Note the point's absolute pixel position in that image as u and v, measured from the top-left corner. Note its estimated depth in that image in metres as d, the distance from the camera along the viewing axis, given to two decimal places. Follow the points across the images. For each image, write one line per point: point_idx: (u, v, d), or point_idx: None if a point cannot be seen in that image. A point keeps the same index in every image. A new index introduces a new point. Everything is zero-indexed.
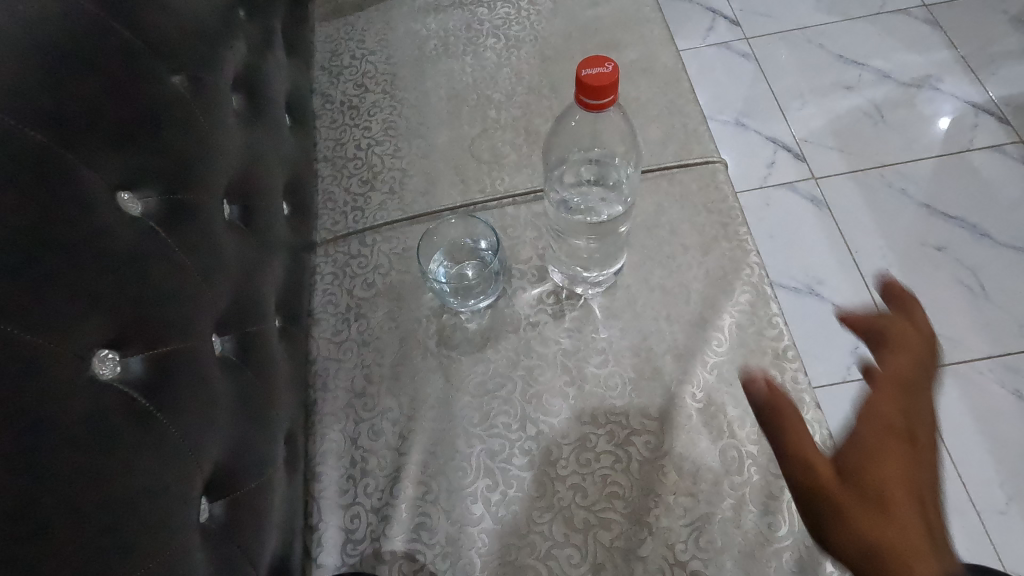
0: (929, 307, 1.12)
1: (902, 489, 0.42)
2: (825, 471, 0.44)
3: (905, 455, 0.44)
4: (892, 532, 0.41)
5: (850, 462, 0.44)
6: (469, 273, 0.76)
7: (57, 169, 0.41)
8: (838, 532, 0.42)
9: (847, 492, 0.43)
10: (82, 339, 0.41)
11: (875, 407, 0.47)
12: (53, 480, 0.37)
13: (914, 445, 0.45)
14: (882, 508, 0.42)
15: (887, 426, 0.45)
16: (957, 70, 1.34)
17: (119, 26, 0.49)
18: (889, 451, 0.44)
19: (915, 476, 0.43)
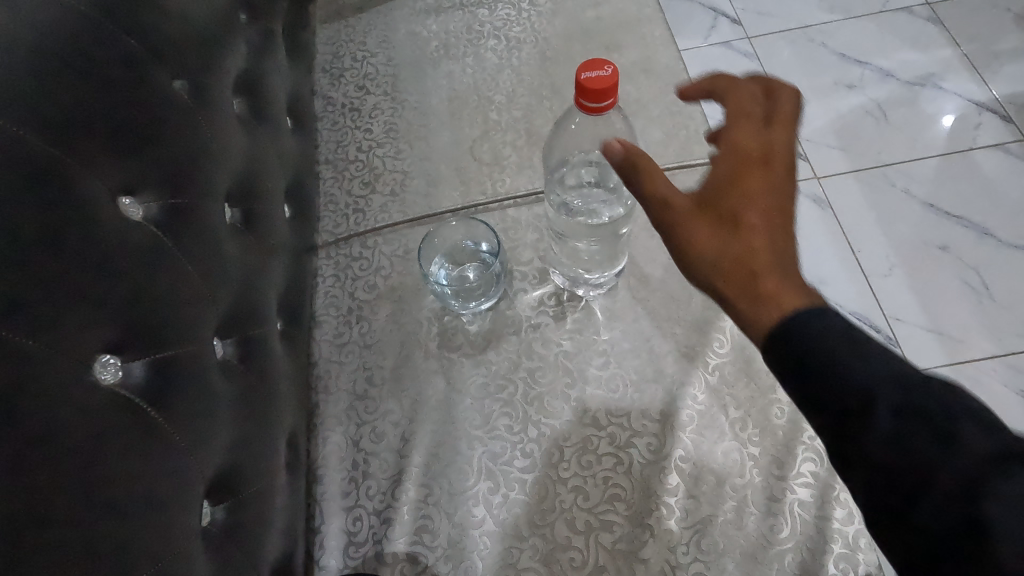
0: (934, 307, 1.09)
1: (753, 210, 0.47)
2: (687, 210, 0.49)
3: (760, 181, 0.48)
4: (740, 241, 0.47)
5: (712, 196, 0.49)
6: (470, 275, 0.76)
7: (55, 174, 0.41)
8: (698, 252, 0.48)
9: (703, 216, 0.49)
10: (83, 345, 0.41)
11: (737, 141, 0.51)
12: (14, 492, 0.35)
13: (766, 164, 0.49)
14: (736, 229, 0.47)
15: (740, 157, 0.50)
16: (960, 68, 1.34)
17: (120, 32, 0.50)
18: (744, 185, 0.49)
19: (762, 188, 0.48)
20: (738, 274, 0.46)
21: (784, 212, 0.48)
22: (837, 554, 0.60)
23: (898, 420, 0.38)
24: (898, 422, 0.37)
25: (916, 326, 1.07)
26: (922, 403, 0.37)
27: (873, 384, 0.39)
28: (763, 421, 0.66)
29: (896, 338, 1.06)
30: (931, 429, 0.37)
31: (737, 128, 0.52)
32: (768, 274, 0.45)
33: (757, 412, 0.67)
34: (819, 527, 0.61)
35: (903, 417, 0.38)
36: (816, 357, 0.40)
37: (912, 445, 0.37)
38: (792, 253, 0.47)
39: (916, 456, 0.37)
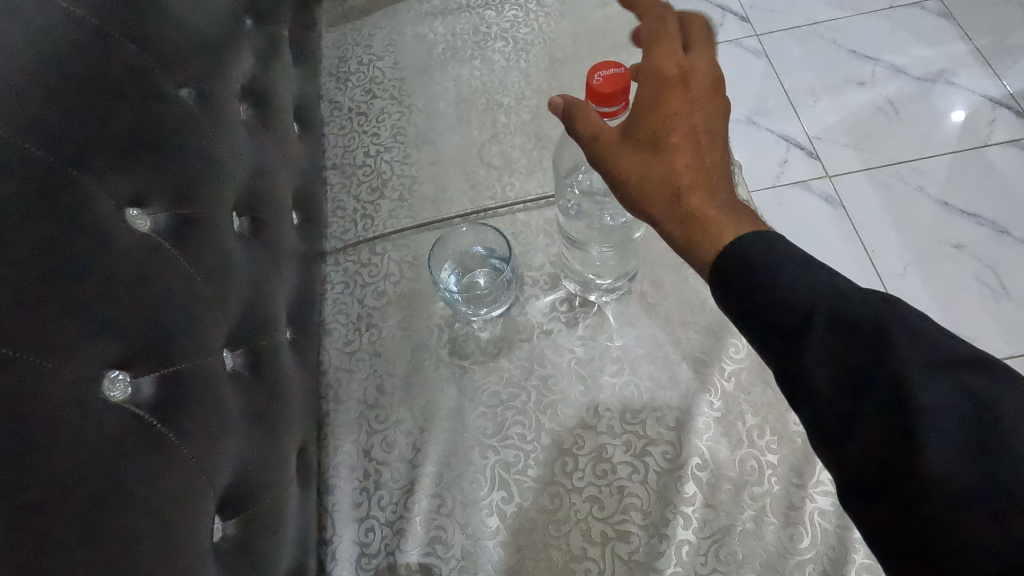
0: (948, 305, 1.07)
1: (674, 133, 0.50)
2: (616, 144, 0.53)
3: (680, 104, 0.51)
4: (660, 167, 0.51)
5: (637, 127, 0.52)
6: (480, 281, 0.75)
7: (62, 189, 0.41)
8: (631, 181, 0.52)
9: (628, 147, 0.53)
10: (90, 361, 0.40)
11: (655, 65, 0.53)
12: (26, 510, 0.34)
13: (688, 85, 0.52)
14: (662, 157, 0.50)
15: (661, 80, 0.52)
16: (973, 64, 1.32)
17: (125, 41, 0.49)
18: (666, 109, 0.51)
19: (681, 113, 0.51)
20: (664, 197, 0.50)
21: (708, 132, 0.51)
22: (859, 565, 0.59)
23: (838, 337, 0.40)
24: (840, 336, 0.40)
25: None
26: (859, 319, 0.40)
27: (812, 300, 0.41)
28: (781, 427, 0.65)
29: None
30: (872, 344, 0.39)
31: (659, 48, 0.54)
32: (692, 192, 0.49)
33: (775, 419, 0.66)
34: (839, 538, 0.60)
35: (844, 334, 0.40)
36: (751, 273, 0.44)
37: (852, 361, 0.39)
38: (717, 171, 0.50)
39: (859, 375, 0.39)
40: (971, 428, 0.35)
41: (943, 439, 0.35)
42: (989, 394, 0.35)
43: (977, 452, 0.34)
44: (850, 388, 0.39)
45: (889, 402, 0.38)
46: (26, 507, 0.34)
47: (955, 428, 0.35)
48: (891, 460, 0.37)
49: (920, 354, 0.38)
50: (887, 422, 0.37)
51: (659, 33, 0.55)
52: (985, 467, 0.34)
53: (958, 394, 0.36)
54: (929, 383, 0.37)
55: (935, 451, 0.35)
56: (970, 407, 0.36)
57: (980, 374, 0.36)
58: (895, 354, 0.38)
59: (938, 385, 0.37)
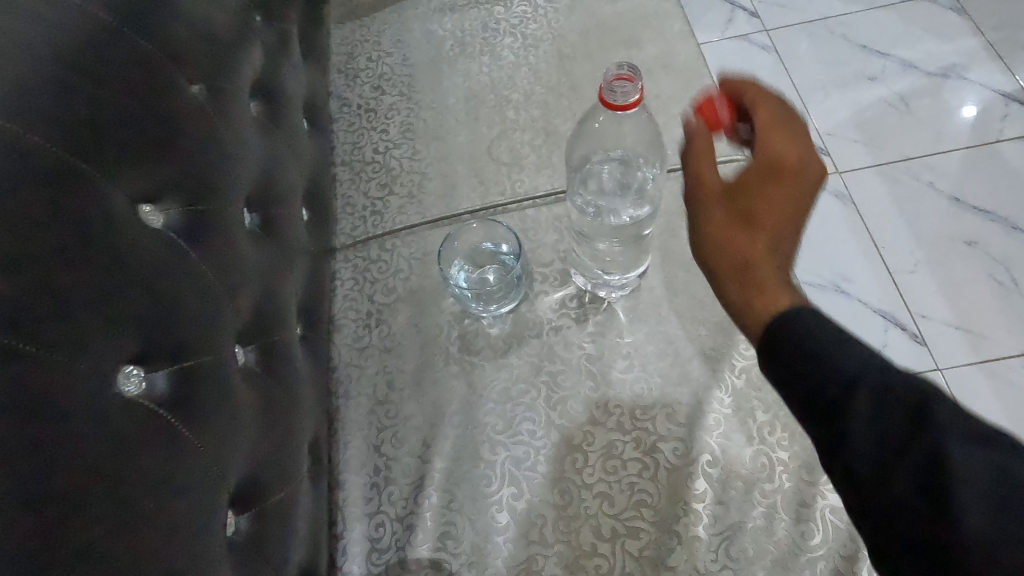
0: (960, 302, 1.06)
1: (770, 216, 0.50)
2: (714, 207, 0.53)
3: (782, 190, 0.51)
4: (743, 240, 0.50)
5: (739, 198, 0.52)
6: (490, 277, 0.75)
7: (81, 185, 0.41)
8: (707, 243, 0.52)
9: (721, 212, 0.52)
10: (107, 354, 0.41)
11: (774, 151, 0.53)
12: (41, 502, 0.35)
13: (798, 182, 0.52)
14: (750, 232, 0.50)
15: (776, 165, 0.52)
16: (985, 59, 1.31)
17: (138, 37, 0.49)
18: (770, 194, 0.51)
19: (785, 201, 0.51)
20: (732, 267, 0.50)
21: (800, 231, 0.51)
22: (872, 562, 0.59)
23: (877, 409, 0.39)
24: (878, 407, 0.39)
25: (944, 323, 1.05)
26: (896, 391, 0.39)
27: (846, 367, 0.41)
28: (792, 424, 0.65)
29: (922, 336, 1.03)
30: (906, 408, 0.38)
31: (778, 135, 0.54)
32: (762, 271, 0.49)
33: (785, 415, 0.65)
34: (851, 535, 0.60)
35: (881, 404, 0.39)
36: (788, 341, 0.43)
37: (891, 434, 0.38)
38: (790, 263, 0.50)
39: (894, 446, 0.38)
40: (1004, 503, 0.34)
41: (980, 514, 0.34)
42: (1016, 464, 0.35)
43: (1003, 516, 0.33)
44: (879, 448, 0.38)
45: (916, 465, 0.37)
46: (41, 500, 0.34)
47: (980, 492, 0.34)
48: (916, 520, 0.36)
49: (957, 430, 0.37)
50: (914, 483, 0.36)
51: (784, 120, 0.56)
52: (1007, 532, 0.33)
53: (995, 473, 0.35)
54: (965, 457, 0.36)
55: (970, 523, 0.34)
56: (998, 474, 0.35)
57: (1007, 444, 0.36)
58: (931, 426, 0.37)
59: (974, 459, 0.35)
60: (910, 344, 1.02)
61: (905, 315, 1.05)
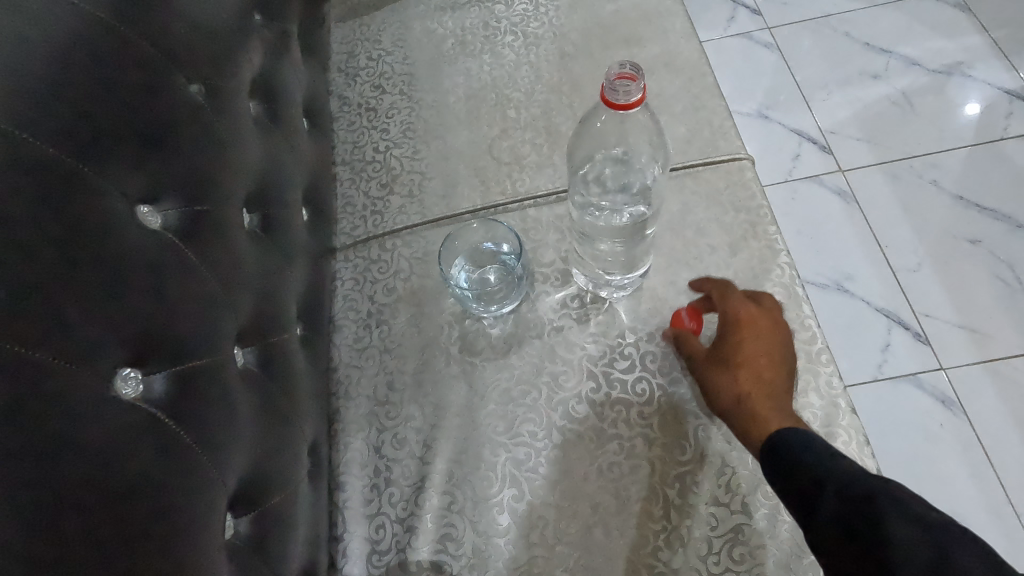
0: (962, 300, 1.10)
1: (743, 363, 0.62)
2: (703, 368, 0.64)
3: (752, 342, 0.63)
4: (733, 388, 0.61)
5: (718, 355, 0.64)
6: (491, 278, 0.75)
7: (76, 185, 0.41)
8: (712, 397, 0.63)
9: (710, 370, 0.64)
10: (102, 357, 0.40)
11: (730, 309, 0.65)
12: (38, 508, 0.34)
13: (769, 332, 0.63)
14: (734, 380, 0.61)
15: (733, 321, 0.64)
16: (989, 56, 1.30)
17: (135, 36, 0.49)
18: (739, 345, 0.63)
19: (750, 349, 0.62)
20: (734, 408, 0.60)
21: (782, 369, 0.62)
22: None
23: (839, 499, 0.48)
24: (840, 496, 0.48)
25: (944, 321, 1.08)
26: (855, 497, 0.48)
27: (823, 479, 0.50)
28: None
29: (923, 335, 1.08)
30: (862, 514, 0.46)
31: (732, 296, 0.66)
32: (758, 405, 0.59)
33: None
34: None
35: (843, 494, 0.48)
36: (788, 458, 0.53)
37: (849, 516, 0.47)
38: (778, 390, 0.60)
39: (850, 527, 0.47)
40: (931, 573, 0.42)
41: None
42: (949, 544, 0.43)
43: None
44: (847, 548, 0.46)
45: (878, 563, 0.44)
46: (33, 506, 0.34)
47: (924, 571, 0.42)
48: None
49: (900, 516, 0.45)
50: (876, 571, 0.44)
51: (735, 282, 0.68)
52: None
53: (926, 550, 0.43)
54: (903, 536, 0.44)
55: None
56: (932, 554, 0.43)
57: (944, 527, 0.44)
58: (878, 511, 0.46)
59: (910, 539, 0.44)
60: (910, 342, 1.07)
61: (906, 313, 1.10)
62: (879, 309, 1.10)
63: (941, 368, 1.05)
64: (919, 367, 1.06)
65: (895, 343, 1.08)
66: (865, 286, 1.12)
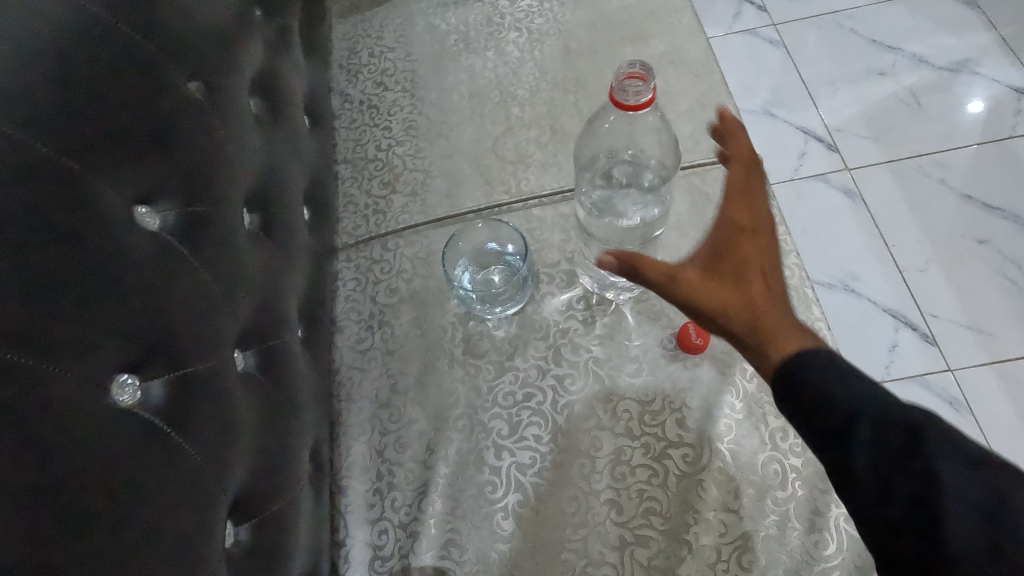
0: (970, 301, 1.08)
1: (755, 274, 0.52)
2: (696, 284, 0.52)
3: (756, 247, 0.53)
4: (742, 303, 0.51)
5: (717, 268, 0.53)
6: (495, 279, 0.74)
7: (69, 186, 0.40)
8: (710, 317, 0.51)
9: (709, 283, 0.52)
10: (98, 364, 0.39)
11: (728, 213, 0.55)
12: (31, 523, 0.33)
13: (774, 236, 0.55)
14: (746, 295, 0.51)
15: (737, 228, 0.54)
16: (998, 53, 1.28)
17: (130, 31, 0.47)
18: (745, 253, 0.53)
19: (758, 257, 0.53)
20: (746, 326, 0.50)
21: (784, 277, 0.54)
22: None
23: (879, 431, 0.42)
24: (883, 431, 0.42)
25: (952, 322, 1.07)
26: (899, 420, 0.42)
27: (857, 401, 0.44)
28: None
29: (931, 335, 1.07)
30: (905, 430, 0.41)
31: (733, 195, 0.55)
32: (776, 323, 0.50)
33: None
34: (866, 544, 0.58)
35: (885, 428, 0.42)
36: (814, 391, 0.45)
37: (886, 451, 0.41)
38: (785, 301, 0.52)
39: (889, 458, 0.41)
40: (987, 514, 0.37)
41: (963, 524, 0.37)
42: (1007, 476, 0.38)
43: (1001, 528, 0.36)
44: (885, 465, 0.41)
45: (921, 484, 0.39)
46: (25, 520, 0.33)
47: (974, 505, 0.38)
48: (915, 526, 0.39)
49: (951, 453, 0.40)
50: (914, 495, 0.39)
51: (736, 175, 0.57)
52: (998, 543, 0.36)
53: (979, 491, 0.38)
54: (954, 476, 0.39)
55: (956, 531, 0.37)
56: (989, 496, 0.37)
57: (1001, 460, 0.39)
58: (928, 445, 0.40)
59: (963, 477, 0.38)
60: (919, 343, 1.06)
61: (914, 314, 1.09)
62: (886, 309, 1.09)
63: (949, 369, 1.04)
64: (928, 368, 1.04)
65: (903, 344, 1.06)
66: (872, 286, 1.11)
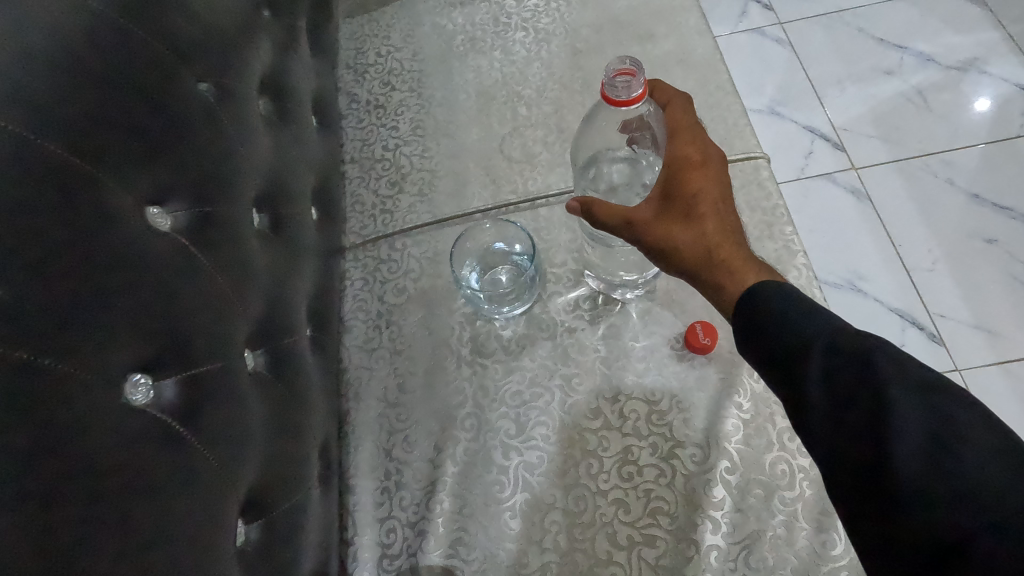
0: (977, 301, 1.08)
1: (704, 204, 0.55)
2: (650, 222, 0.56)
3: (707, 180, 0.56)
4: (693, 235, 0.54)
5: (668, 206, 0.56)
6: (502, 278, 0.74)
7: (83, 188, 0.40)
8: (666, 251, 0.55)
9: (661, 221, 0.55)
10: (111, 364, 0.39)
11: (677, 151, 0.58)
12: (46, 519, 0.33)
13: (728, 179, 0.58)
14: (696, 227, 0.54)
15: (685, 163, 0.57)
16: (1006, 52, 1.28)
17: (142, 34, 0.48)
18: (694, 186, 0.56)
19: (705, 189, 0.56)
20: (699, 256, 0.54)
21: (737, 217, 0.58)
22: None
23: (831, 364, 0.43)
24: (834, 363, 0.43)
25: (960, 322, 1.07)
26: (848, 349, 0.43)
27: (809, 336, 0.45)
28: None
29: (938, 335, 1.06)
30: (854, 360, 0.42)
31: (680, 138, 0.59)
32: (726, 251, 0.53)
33: None
34: None
35: (838, 360, 0.43)
36: (761, 311, 0.47)
37: (839, 383, 0.42)
38: (736, 230, 0.55)
39: (840, 390, 0.42)
40: (931, 434, 0.38)
41: (909, 445, 0.38)
42: (953, 416, 0.38)
43: (939, 467, 0.37)
44: (836, 408, 0.42)
45: (869, 410, 0.40)
46: (40, 518, 0.33)
47: (919, 426, 0.39)
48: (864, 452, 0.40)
49: (898, 380, 0.41)
50: (862, 419, 0.40)
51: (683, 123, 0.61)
52: (941, 458, 0.37)
53: (924, 414, 0.39)
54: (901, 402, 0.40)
55: (903, 453, 0.38)
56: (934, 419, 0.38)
57: (949, 397, 0.39)
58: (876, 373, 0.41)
59: (910, 402, 0.39)
60: (926, 343, 1.06)
61: (921, 313, 1.08)
62: (893, 309, 1.09)
63: (956, 369, 1.04)
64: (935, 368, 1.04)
65: (909, 343, 1.06)
66: (880, 286, 1.11)
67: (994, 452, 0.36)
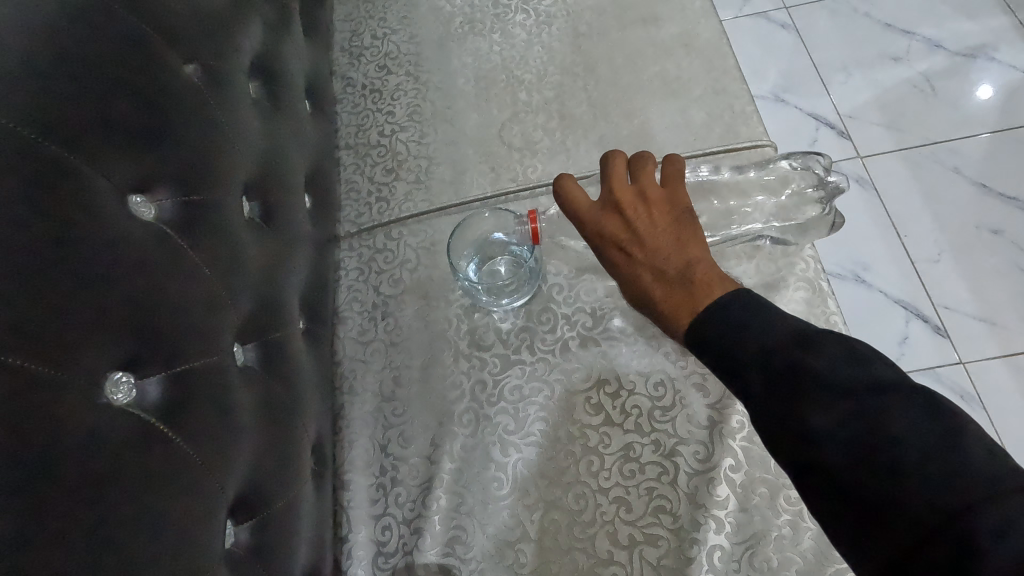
0: (983, 293, 1.06)
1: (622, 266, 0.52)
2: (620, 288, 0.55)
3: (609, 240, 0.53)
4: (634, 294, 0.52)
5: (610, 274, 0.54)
6: (501, 269, 0.72)
7: (59, 175, 0.38)
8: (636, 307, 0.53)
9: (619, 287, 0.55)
10: (90, 361, 0.37)
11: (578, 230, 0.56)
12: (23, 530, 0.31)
13: (624, 206, 0.53)
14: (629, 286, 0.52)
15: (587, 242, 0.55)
16: (1015, 38, 1.25)
17: (122, 12, 0.45)
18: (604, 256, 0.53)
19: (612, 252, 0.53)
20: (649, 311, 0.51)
21: (667, 217, 0.52)
22: None
23: (767, 376, 0.40)
24: (772, 375, 0.40)
25: (964, 313, 1.06)
26: (783, 356, 0.40)
27: (750, 356, 0.41)
28: None
29: (943, 327, 1.05)
30: (787, 369, 0.40)
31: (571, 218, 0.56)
32: (658, 294, 0.49)
33: None
34: None
35: (773, 370, 0.40)
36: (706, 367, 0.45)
37: (776, 396, 0.40)
38: (663, 260, 0.50)
39: (777, 402, 0.40)
40: (869, 437, 0.36)
41: (853, 454, 0.36)
42: (887, 416, 0.36)
43: (880, 477, 0.35)
44: (773, 428, 0.40)
45: (804, 424, 0.38)
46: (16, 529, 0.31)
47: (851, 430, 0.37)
48: (815, 469, 0.38)
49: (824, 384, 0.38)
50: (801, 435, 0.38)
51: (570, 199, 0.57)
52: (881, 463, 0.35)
53: (855, 417, 0.37)
54: (835, 409, 0.37)
55: (845, 461, 0.36)
56: (870, 420, 0.36)
57: (871, 399, 0.37)
58: (809, 382, 0.39)
59: (844, 404, 0.37)
60: (931, 336, 1.05)
61: (926, 306, 1.07)
62: (897, 300, 1.08)
63: (961, 362, 1.02)
64: (940, 360, 1.03)
65: (914, 336, 1.05)
66: (883, 277, 1.09)
67: (929, 451, 0.34)
